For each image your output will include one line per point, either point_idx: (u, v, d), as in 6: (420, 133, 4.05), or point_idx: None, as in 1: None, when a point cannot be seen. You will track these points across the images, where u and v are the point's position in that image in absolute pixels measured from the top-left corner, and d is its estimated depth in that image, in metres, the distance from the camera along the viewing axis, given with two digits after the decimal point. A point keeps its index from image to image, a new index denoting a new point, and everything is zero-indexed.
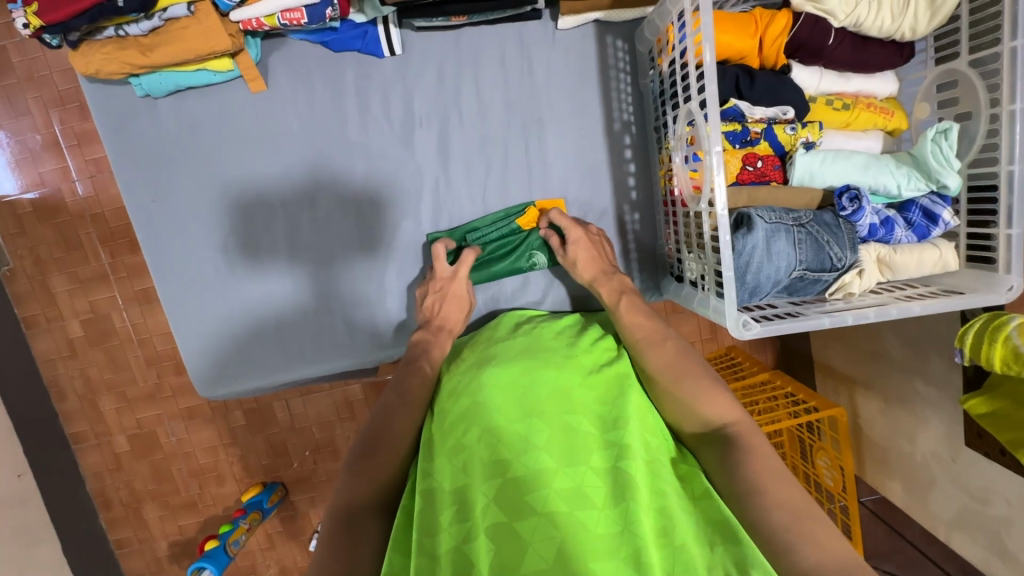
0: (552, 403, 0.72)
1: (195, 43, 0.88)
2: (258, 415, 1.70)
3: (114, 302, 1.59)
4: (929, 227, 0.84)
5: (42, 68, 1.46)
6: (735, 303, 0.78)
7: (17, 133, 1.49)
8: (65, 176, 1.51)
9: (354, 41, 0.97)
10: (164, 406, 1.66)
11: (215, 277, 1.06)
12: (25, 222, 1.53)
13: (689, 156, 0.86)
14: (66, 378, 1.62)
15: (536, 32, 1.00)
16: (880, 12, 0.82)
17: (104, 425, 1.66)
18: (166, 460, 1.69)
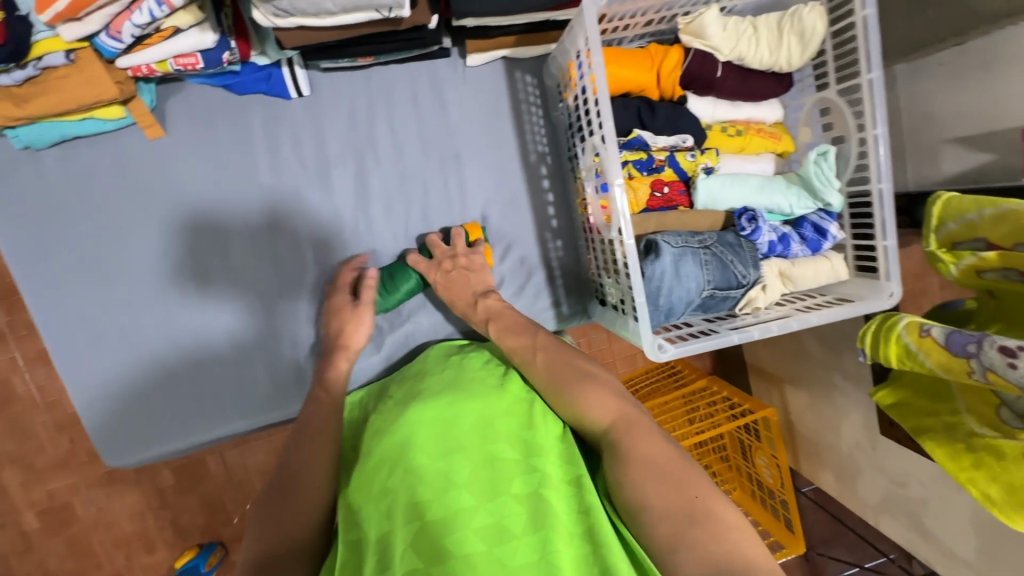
0: (475, 435, 0.70)
1: (77, 92, 0.83)
2: (190, 472, 1.58)
3: (14, 364, 1.44)
4: (821, 241, 0.91)
5: None
6: (650, 327, 0.80)
7: None
8: None
9: (258, 84, 0.95)
10: (79, 473, 1.53)
11: (118, 334, 0.98)
12: None
13: (598, 186, 0.88)
14: None
15: (446, 69, 1.01)
16: (759, 48, 0.88)
17: (10, 502, 1.51)
18: (85, 533, 1.55)
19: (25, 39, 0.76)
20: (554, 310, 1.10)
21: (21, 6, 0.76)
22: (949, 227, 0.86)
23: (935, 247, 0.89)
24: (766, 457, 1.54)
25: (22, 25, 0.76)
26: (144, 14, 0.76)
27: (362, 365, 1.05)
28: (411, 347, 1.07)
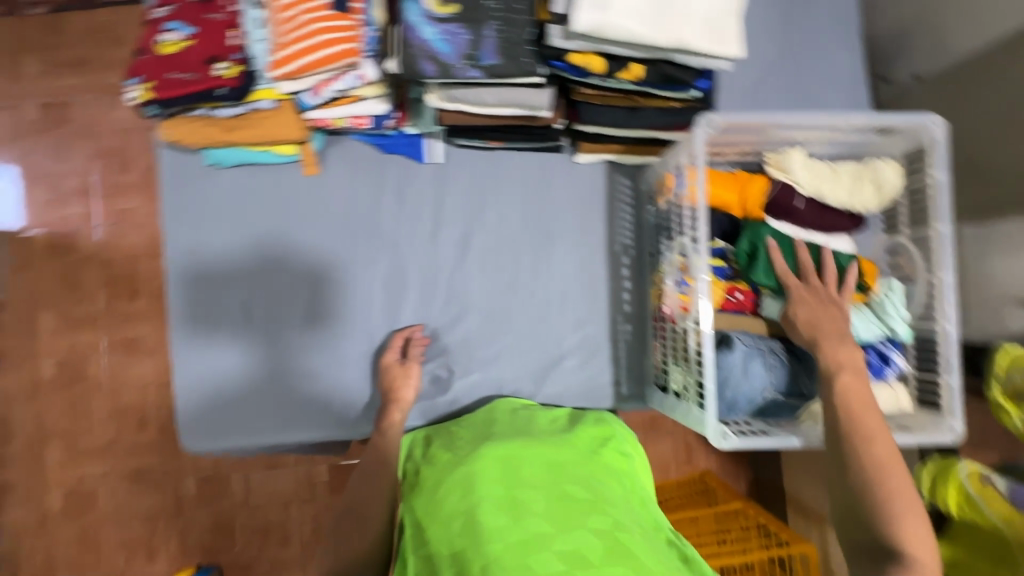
0: (546, 476, 0.78)
1: (271, 129, 1.04)
2: (211, 487, 1.77)
3: (95, 346, 1.78)
4: (884, 367, 0.94)
5: (98, 128, 1.81)
6: (715, 415, 0.85)
7: (59, 181, 1.80)
8: (87, 221, 1.80)
9: (402, 147, 1.15)
10: (112, 463, 1.77)
11: (228, 333, 1.12)
12: (35, 257, 1.80)
13: (680, 280, 0.99)
14: (19, 421, 1.76)
15: (557, 161, 1.18)
16: (838, 188, 1.00)
17: (43, 478, 1.75)
18: (96, 525, 1.75)
19: (251, 87, 0.97)
20: (613, 389, 1.16)
21: (257, 64, 0.98)
22: (1013, 378, 0.93)
23: (998, 394, 0.95)
24: None
25: (253, 78, 0.97)
26: (343, 83, 0.98)
27: (428, 403, 1.14)
28: (477, 397, 1.15)
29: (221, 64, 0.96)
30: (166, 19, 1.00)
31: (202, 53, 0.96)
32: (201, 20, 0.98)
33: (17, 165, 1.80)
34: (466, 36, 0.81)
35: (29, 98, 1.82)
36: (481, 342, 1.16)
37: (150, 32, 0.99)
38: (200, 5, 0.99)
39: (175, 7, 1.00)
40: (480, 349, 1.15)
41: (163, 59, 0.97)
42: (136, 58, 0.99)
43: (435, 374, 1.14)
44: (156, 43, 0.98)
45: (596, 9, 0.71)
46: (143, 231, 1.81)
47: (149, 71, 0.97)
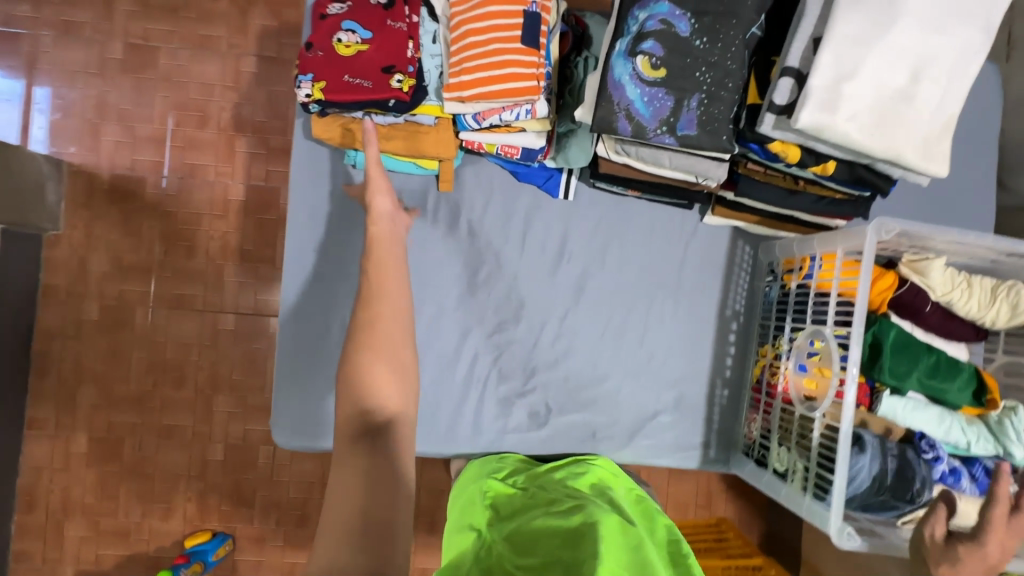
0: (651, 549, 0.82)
1: (425, 145, 1.03)
2: (237, 456, 1.73)
3: (144, 298, 1.71)
4: (991, 485, 0.97)
5: (183, 75, 1.72)
6: (839, 514, 0.88)
7: (135, 122, 1.71)
8: (157, 169, 1.71)
9: (538, 178, 1.14)
10: (143, 416, 1.71)
11: (340, 333, 1.14)
12: (95, 195, 1.70)
13: (803, 365, 1.01)
14: (55, 358, 1.69)
15: (684, 218, 1.19)
16: (969, 300, 1.02)
17: (71, 420, 1.69)
18: (118, 475, 1.70)
19: (418, 103, 0.98)
20: (701, 450, 1.18)
21: (427, 80, 0.98)
22: None
23: None
24: None
25: (424, 95, 0.98)
26: (512, 114, 0.97)
27: (521, 435, 1.15)
28: (569, 437, 1.16)
29: (397, 75, 0.95)
30: (344, 17, 0.97)
31: (379, 61, 0.94)
32: (382, 24, 0.95)
33: (90, 99, 1.69)
34: (668, 102, 0.80)
35: (114, 34, 1.70)
36: (582, 384, 1.17)
37: (326, 27, 0.96)
38: (383, 12, 0.96)
39: (355, 7, 0.97)
40: (580, 390, 1.17)
41: (339, 59, 0.95)
42: (308, 51, 0.96)
43: (533, 409, 1.16)
44: (333, 42, 0.96)
45: (824, 110, 0.71)
46: (212, 190, 1.72)
47: (324, 69, 0.94)
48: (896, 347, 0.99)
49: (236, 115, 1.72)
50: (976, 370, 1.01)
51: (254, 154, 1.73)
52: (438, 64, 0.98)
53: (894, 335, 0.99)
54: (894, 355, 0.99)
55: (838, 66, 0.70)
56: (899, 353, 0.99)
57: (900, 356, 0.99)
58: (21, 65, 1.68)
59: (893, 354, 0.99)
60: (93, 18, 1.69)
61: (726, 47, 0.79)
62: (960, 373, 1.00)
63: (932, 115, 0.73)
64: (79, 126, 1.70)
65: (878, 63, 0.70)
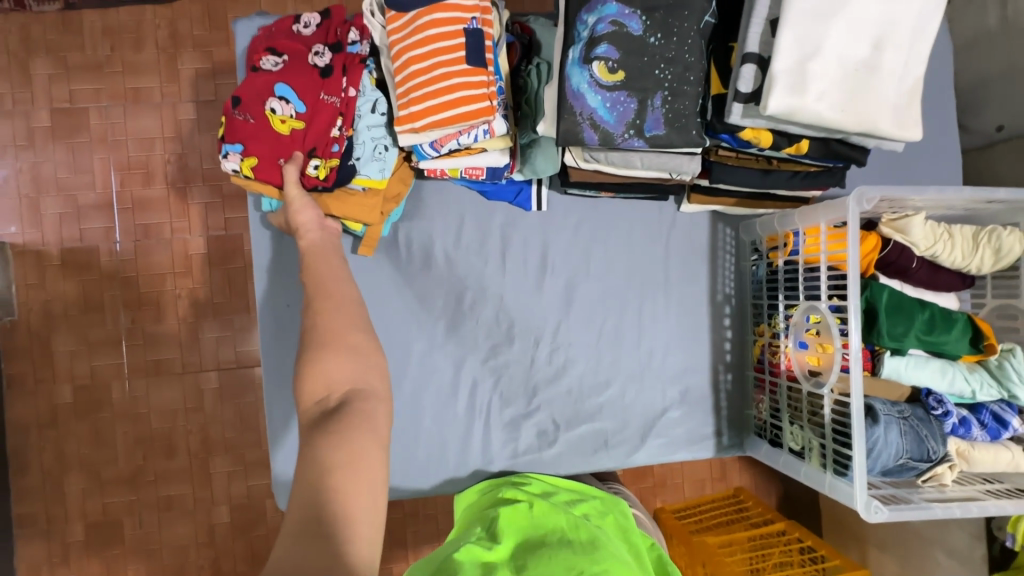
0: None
1: (352, 210, 0.99)
2: (245, 515, 1.67)
3: (118, 371, 1.63)
4: (1000, 429, 0.98)
5: (119, 133, 1.62)
6: (862, 486, 0.86)
7: (76, 190, 1.61)
8: (108, 236, 1.62)
9: (508, 194, 1.10)
10: (139, 493, 1.63)
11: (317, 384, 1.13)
12: (47, 274, 1.61)
13: (801, 340, 1.01)
14: (34, 449, 1.60)
15: (661, 210, 1.17)
16: (954, 250, 1.02)
17: (62, 510, 1.61)
18: (122, 557, 1.63)
19: (344, 181, 0.97)
20: (715, 439, 1.17)
21: (354, 155, 0.96)
22: None
23: None
24: None
25: (350, 174, 0.97)
26: (470, 137, 0.93)
27: (534, 457, 1.13)
28: (584, 450, 1.14)
29: (316, 160, 0.95)
30: (279, 79, 0.94)
31: (305, 143, 0.94)
32: (315, 104, 0.94)
33: (24, 174, 1.59)
34: (631, 105, 0.78)
35: (38, 101, 1.60)
36: (586, 394, 1.14)
37: (260, 90, 0.93)
38: (319, 81, 0.94)
39: (291, 68, 0.94)
40: (587, 401, 1.14)
41: (270, 134, 0.94)
42: (238, 114, 0.94)
43: (541, 428, 1.13)
44: (264, 111, 0.93)
45: (793, 94, 0.69)
46: (170, 249, 1.64)
47: (250, 143, 0.93)
48: (888, 306, 0.99)
49: (182, 167, 1.64)
50: (969, 318, 1.01)
51: (209, 204, 1.65)
52: (372, 137, 0.96)
53: (884, 295, 0.99)
54: (888, 315, 0.99)
55: (801, 47, 0.69)
56: (892, 312, 0.99)
57: (895, 315, 0.99)
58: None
59: (887, 312, 0.99)
60: (11, 89, 1.59)
61: (682, 40, 0.76)
62: (955, 324, 1.00)
63: (898, 81, 0.72)
64: (17, 204, 1.60)
65: (838, 38, 0.69)
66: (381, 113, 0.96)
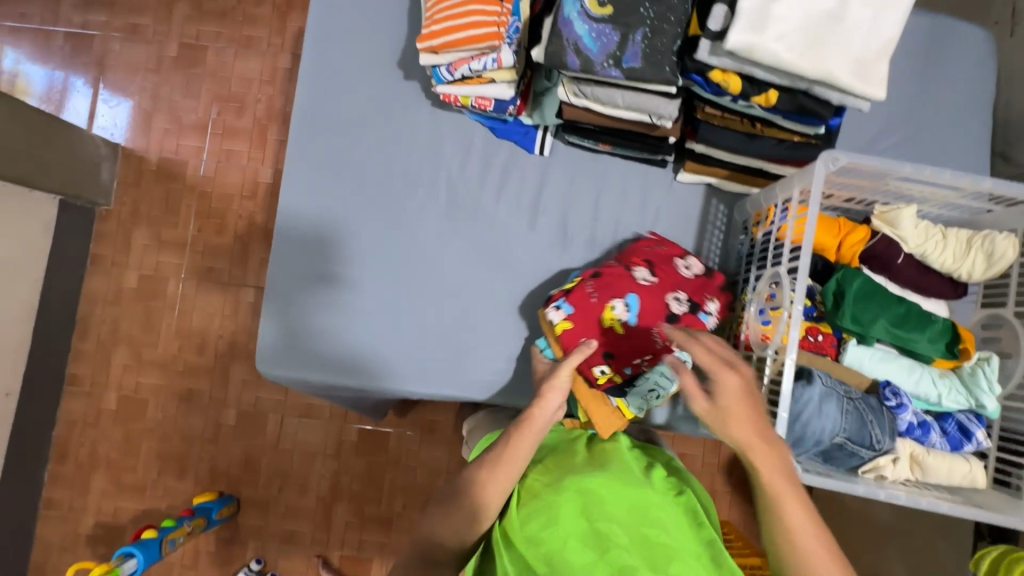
0: (635, 543, 0.83)
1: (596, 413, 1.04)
2: (248, 422, 1.85)
3: (178, 269, 1.88)
4: (962, 440, 0.93)
5: (226, 72, 1.91)
6: (781, 446, 0.86)
7: (181, 112, 1.91)
8: (198, 154, 1.90)
9: (515, 134, 1.21)
10: (168, 379, 1.86)
11: (352, 259, 1.21)
12: (143, 177, 1.90)
13: (762, 310, 1.00)
14: (97, 321, 1.87)
15: (657, 177, 1.22)
16: (945, 251, 0.99)
17: (105, 377, 1.87)
18: (142, 432, 1.85)
19: (617, 391, 1.06)
20: (670, 407, 1.17)
21: (638, 382, 1.06)
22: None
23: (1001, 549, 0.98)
24: None
25: (620, 392, 1.06)
26: (480, 64, 1.04)
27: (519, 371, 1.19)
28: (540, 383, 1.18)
29: (604, 368, 1.07)
30: (634, 288, 1.08)
31: (608, 346, 1.08)
32: (646, 327, 1.08)
33: (146, 93, 1.91)
34: (615, 37, 0.86)
35: (172, 37, 1.93)
36: None
37: (622, 283, 1.08)
38: (658, 292, 1.09)
39: (652, 288, 1.09)
40: None
41: (596, 320, 1.08)
42: (589, 284, 1.10)
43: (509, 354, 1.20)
44: (606, 302, 1.08)
45: (752, 30, 0.76)
46: (242, 173, 1.89)
47: (580, 313, 1.07)
48: (861, 291, 0.97)
49: (269, 107, 1.90)
50: (950, 323, 0.97)
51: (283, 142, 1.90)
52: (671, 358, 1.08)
53: (858, 280, 0.98)
54: (858, 301, 0.97)
55: None
56: (864, 298, 0.97)
57: (865, 303, 0.97)
58: (93, 65, 1.92)
59: (858, 295, 0.97)
60: (154, 24, 1.92)
61: None
62: (932, 324, 0.97)
63: (865, 37, 0.78)
64: (135, 115, 1.91)
65: None
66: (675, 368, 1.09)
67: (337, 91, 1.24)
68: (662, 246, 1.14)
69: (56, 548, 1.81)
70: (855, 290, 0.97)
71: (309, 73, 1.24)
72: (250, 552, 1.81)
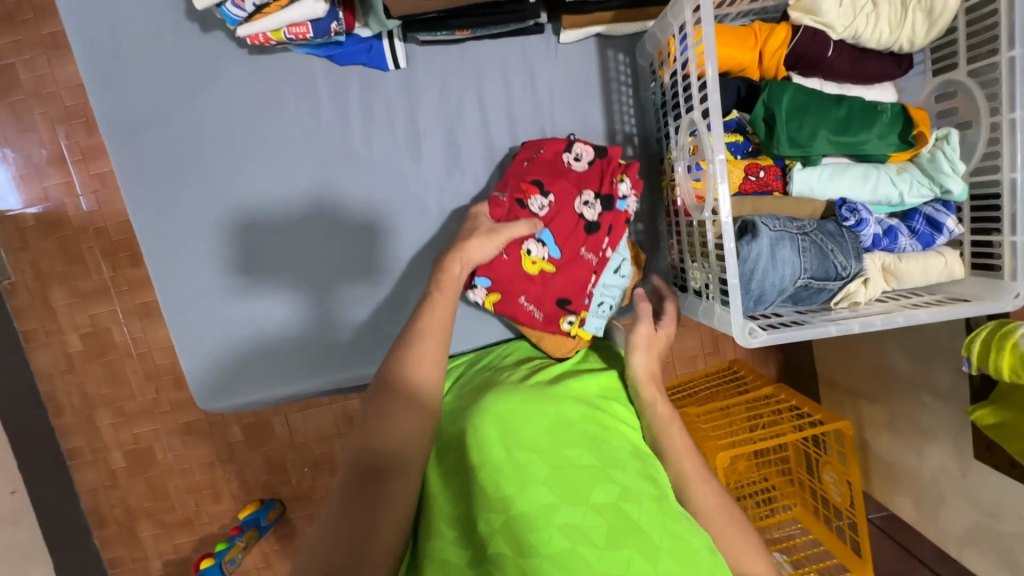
0: (558, 475, 0.65)
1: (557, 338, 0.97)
2: (257, 431, 1.74)
3: (115, 316, 1.65)
4: (934, 235, 0.84)
5: (50, 84, 1.55)
6: (740, 311, 0.77)
7: (24, 148, 1.57)
8: (69, 190, 1.59)
9: (359, 55, 1.00)
10: (162, 421, 1.71)
11: (265, 200, 1.05)
12: (27, 234, 1.60)
13: (691, 165, 0.87)
14: (63, 393, 1.68)
15: (538, 45, 1.02)
16: (877, 24, 0.82)
17: (101, 441, 1.71)
18: (162, 476, 1.73)
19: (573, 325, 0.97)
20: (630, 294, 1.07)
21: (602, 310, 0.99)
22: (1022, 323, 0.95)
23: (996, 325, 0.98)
24: (834, 474, 1.47)
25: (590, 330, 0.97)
26: None
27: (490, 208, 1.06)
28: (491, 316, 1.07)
29: (571, 316, 0.96)
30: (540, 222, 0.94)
31: (560, 293, 0.96)
32: (575, 253, 0.96)
33: None
34: None
35: None
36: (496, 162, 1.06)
37: (522, 231, 0.94)
38: (566, 202, 0.95)
39: (556, 209, 0.95)
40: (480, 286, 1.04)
41: (523, 278, 0.96)
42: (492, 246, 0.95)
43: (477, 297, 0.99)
44: (520, 251, 0.95)
45: None
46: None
47: (497, 280, 0.95)
48: (794, 104, 0.83)
49: None
50: (900, 107, 0.84)
51: None
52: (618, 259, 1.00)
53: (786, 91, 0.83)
54: (793, 115, 0.82)
55: None
56: (799, 112, 0.83)
57: (800, 118, 0.83)
58: None
59: (793, 106, 0.83)
60: None
61: None
62: (880, 116, 0.83)
63: None
64: None
65: None
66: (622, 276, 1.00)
67: (136, 75, 1.01)
68: (542, 151, 0.97)
69: None
70: (786, 104, 0.83)
71: (92, 63, 1.00)
72: None
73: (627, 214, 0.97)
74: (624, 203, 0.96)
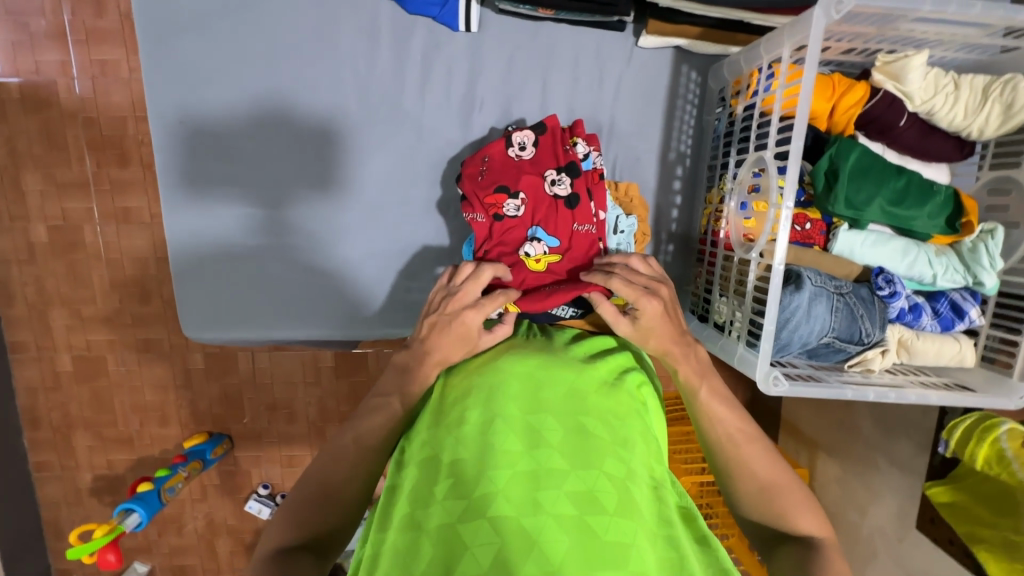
0: (571, 442, 0.65)
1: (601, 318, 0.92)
2: (219, 363, 1.67)
3: (89, 215, 1.54)
4: (954, 320, 0.87)
5: None
6: (768, 357, 0.78)
7: (24, 14, 1.42)
8: (65, 70, 1.45)
9: (431, 7, 0.93)
10: (119, 332, 1.62)
11: (295, 134, 0.99)
12: (8, 107, 1.46)
13: (745, 203, 0.86)
14: (18, 283, 1.56)
15: (615, 44, 0.99)
16: (955, 106, 0.83)
17: (50, 340, 1.61)
18: (110, 389, 1.65)
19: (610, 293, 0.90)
20: None
21: None
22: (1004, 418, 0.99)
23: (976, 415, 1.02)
24: None
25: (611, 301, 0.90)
26: None
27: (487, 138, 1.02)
28: None
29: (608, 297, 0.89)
30: (530, 223, 0.91)
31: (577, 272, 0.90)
32: (569, 232, 0.91)
33: None
34: None
35: None
36: None
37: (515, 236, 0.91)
38: (532, 174, 0.92)
39: (530, 198, 0.91)
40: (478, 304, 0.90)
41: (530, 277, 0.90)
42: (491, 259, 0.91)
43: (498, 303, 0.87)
44: (520, 255, 0.90)
45: None
46: (130, 88, 1.47)
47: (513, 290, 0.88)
48: (857, 162, 0.83)
49: None
50: (953, 192, 0.85)
51: None
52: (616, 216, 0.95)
53: (834, 149, 0.83)
54: (850, 169, 0.82)
55: None
56: (857, 170, 0.83)
57: (859, 175, 0.83)
58: None
59: (851, 163, 0.82)
60: None
61: None
62: (934, 196, 0.84)
63: None
64: None
65: None
66: (624, 233, 0.95)
67: None
68: (488, 161, 0.94)
69: (59, 508, 1.70)
70: (841, 162, 0.83)
71: None
72: (255, 480, 1.73)
73: (596, 170, 0.94)
74: (586, 163, 0.93)
